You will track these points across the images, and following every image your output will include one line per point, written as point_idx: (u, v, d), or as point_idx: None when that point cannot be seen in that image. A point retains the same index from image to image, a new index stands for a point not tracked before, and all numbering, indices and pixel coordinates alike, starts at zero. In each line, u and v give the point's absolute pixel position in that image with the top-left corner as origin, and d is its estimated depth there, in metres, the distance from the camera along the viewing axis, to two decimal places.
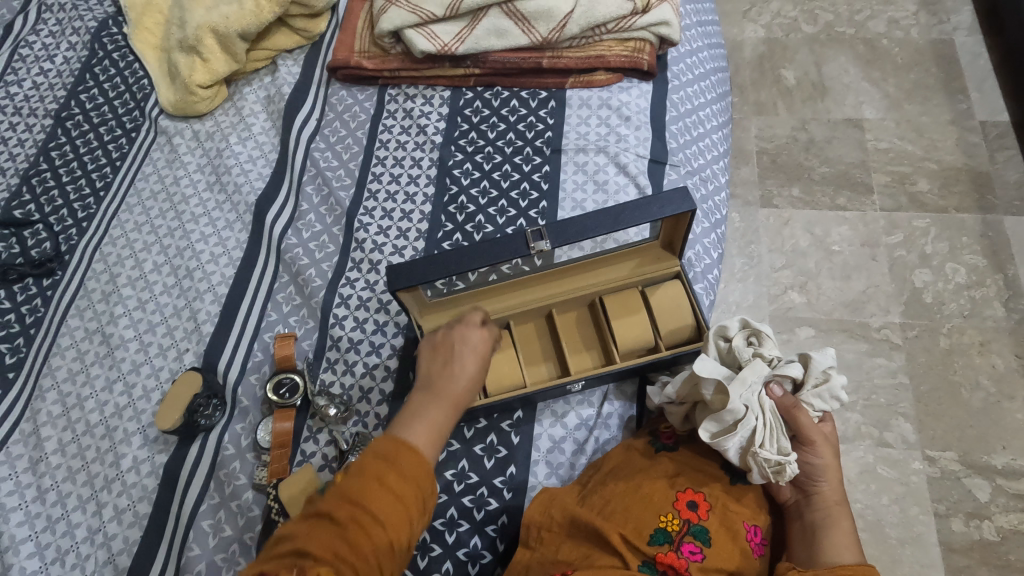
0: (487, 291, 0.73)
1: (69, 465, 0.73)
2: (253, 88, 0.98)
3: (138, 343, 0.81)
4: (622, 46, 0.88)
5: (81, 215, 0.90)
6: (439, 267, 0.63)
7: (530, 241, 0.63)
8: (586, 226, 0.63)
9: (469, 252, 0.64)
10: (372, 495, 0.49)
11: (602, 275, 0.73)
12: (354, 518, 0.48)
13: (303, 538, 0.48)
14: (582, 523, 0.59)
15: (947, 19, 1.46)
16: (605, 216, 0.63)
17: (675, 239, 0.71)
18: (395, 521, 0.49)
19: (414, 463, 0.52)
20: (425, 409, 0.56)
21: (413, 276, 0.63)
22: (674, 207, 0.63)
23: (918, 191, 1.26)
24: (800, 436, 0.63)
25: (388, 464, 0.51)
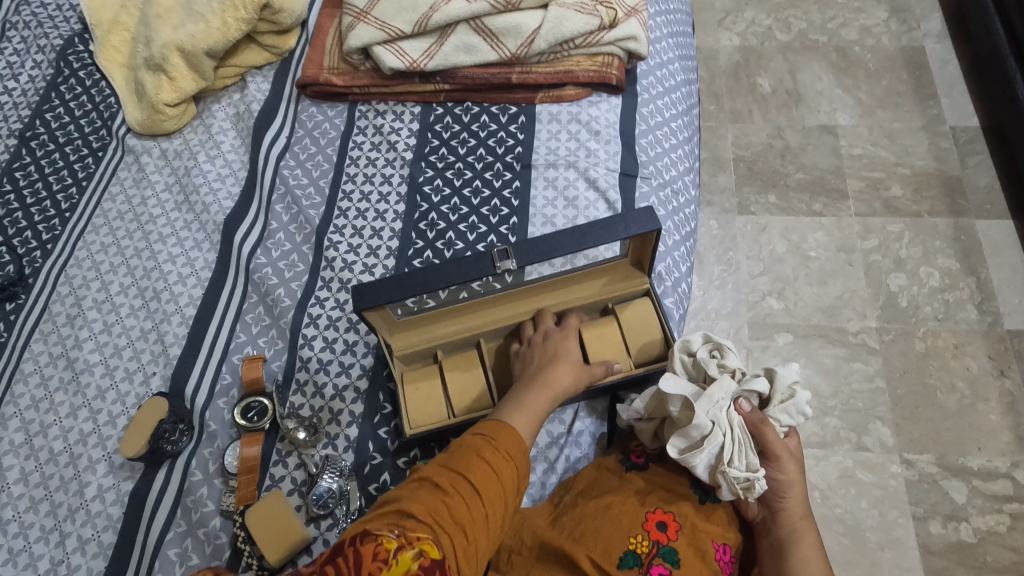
0: (458, 307, 0.73)
1: (31, 495, 0.72)
2: (222, 105, 0.97)
3: (104, 367, 0.79)
4: (591, 61, 0.88)
5: (46, 237, 0.88)
6: (404, 287, 0.63)
7: (496, 261, 0.63)
8: (552, 244, 0.63)
9: (434, 272, 0.64)
10: (476, 473, 0.55)
11: (572, 293, 0.73)
12: (453, 486, 0.54)
13: (407, 499, 0.53)
14: (551, 548, 0.59)
15: (917, 26, 1.48)
16: (571, 234, 0.64)
17: (644, 257, 0.71)
18: (491, 496, 0.54)
19: (509, 443, 0.58)
20: (523, 398, 0.63)
21: (379, 296, 0.63)
22: (639, 225, 0.63)
23: (891, 196, 1.28)
24: (767, 452, 0.63)
25: (488, 443, 0.57)
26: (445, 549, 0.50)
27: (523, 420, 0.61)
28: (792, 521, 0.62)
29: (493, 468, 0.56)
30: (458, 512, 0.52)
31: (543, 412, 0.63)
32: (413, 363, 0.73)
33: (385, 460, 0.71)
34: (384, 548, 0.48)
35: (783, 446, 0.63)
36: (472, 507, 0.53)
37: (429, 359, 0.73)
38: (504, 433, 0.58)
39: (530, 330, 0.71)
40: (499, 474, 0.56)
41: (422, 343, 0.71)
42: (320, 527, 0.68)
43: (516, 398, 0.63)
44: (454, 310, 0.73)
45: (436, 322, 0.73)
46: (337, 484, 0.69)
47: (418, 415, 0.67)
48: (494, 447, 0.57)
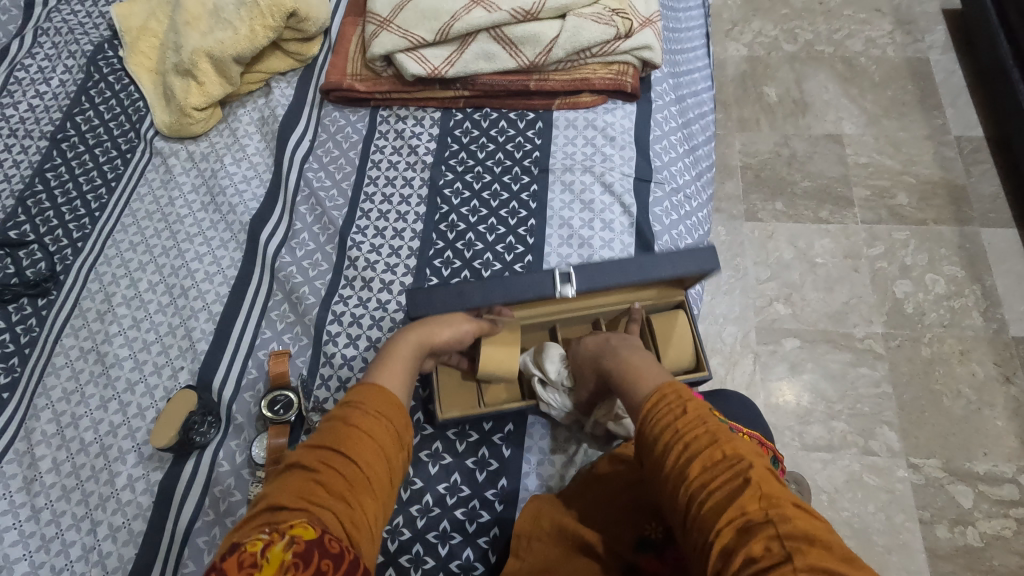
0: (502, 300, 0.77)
1: (63, 484, 0.74)
2: (247, 110, 1.00)
3: (133, 361, 0.82)
4: (607, 69, 0.91)
5: (77, 235, 0.91)
6: (461, 297, 0.69)
7: (558, 285, 0.70)
8: (607, 271, 0.71)
9: (489, 283, 0.70)
10: (348, 442, 0.49)
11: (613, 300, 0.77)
12: (325, 461, 0.47)
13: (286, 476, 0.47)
14: (570, 532, 0.61)
15: (921, 38, 1.51)
16: (626, 269, 0.71)
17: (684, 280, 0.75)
18: (366, 458, 0.48)
19: (384, 404, 0.52)
20: (389, 362, 0.58)
21: (436, 302, 0.69)
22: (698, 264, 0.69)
23: (897, 205, 1.30)
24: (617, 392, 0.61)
25: (353, 411, 0.51)
26: (328, 528, 0.43)
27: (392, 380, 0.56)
28: (711, 448, 0.48)
29: (377, 435, 0.50)
30: (336, 488, 0.46)
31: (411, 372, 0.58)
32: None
33: None
34: (250, 554, 0.41)
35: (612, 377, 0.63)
36: (353, 481, 0.47)
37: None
38: (380, 397, 0.52)
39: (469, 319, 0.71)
40: (388, 434, 0.51)
41: None
42: None
43: (379, 359, 0.59)
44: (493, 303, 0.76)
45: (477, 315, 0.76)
46: None
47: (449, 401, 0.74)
48: (371, 411, 0.51)
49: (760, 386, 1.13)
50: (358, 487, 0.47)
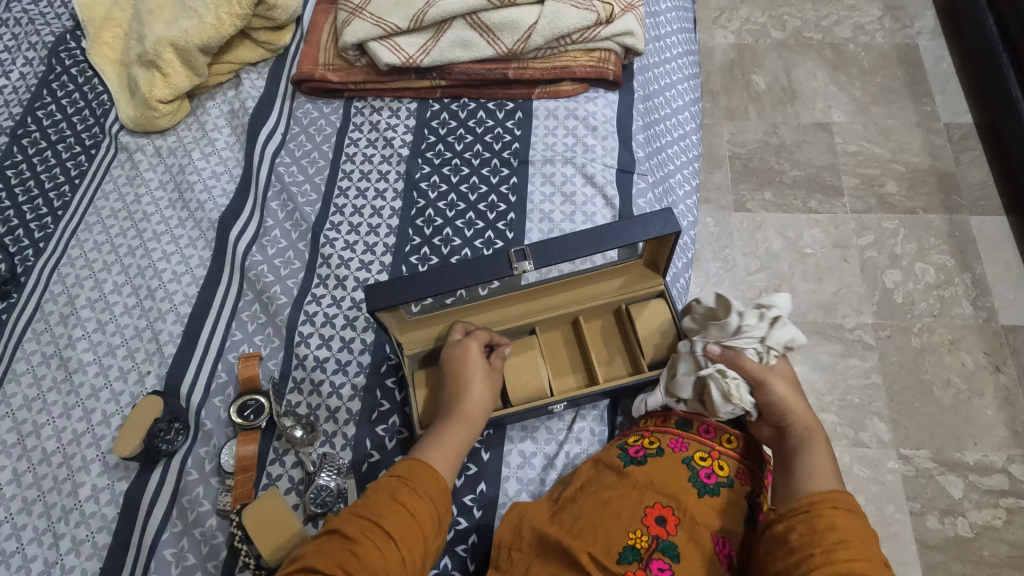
0: (482, 304, 0.73)
1: (24, 496, 0.71)
2: (216, 103, 0.97)
3: (97, 366, 0.78)
4: (588, 56, 0.88)
5: (38, 236, 0.87)
6: (420, 286, 0.62)
7: (513, 262, 0.62)
8: (571, 244, 0.62)
9: (447, 269, 0.63)
10: (394, 522, 0.52)
11: (589, 292, 0.73)
12: (366, 535, 0.50)
13: (319, 548, 0.50)
14: (550, 542, 0.59)
15: (910, 24, 1.49)
16: (588, 235, 0.62)
17: (660, 258, 0.71)
18: (408, 540, 0.51)
19: (428, 484, 0.55)
20: (442, 436, 0.60)
21: (394, 295, 0.62)
22: (659, 227, 0.62)
23: (886, 193, 1.28)
24: (751, 380, 0.62)
25: (404, 485, 0.54)
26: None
27: (442, 462, 0.58)
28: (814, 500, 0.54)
29: (418, 515, 0.53)
30: (371, 561, 0.49)
31: (463, 444, 0.61)
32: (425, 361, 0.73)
33: (384, 457, 0.71)
34: None
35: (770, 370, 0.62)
36: (389, 560, 0.50)
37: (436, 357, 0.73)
38: (425, 476, 0.56)
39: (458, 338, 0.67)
40: (429, 515, 0.54)
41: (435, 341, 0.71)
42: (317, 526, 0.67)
43: (435, 436, 0.60)
44: (471, 308, 0.73)
45: (450, 322, 0.72)
46: (335, 484, 0.68)
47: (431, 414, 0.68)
48: (414, 488, 0.54)
49: None
50: (393, 567, 0.50)
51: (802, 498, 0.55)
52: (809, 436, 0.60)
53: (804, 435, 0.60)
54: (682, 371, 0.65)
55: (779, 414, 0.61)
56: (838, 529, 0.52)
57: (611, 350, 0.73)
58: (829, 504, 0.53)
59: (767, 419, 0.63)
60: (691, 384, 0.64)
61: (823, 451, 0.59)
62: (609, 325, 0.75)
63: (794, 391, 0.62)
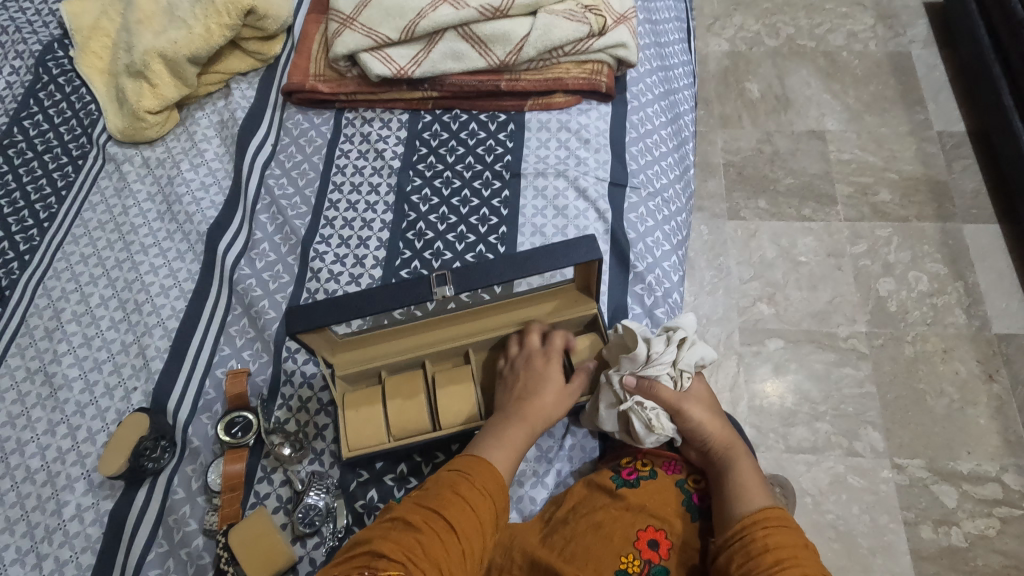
0: (414, 326, 0.71)
1: (7, 516, 0.70)
2: (206, 113, 0.96)
3: (83, 382, 0.77)
4: (580, 68, 0.87)
5: (24, 248, 0.86)
6: (340, 309, 0.60)
7: (433, 286, 0.60)
8: (491, 269, 0.61)
9: (366, 292, 0.61)
10: (456, 514, 0.53)
11: (522, 315, 0.71)
12: (428, 523, 0.52)
13: (375, 537, 0.51)
14: (542, 566, 0.58)
15: (903, 32, 1.49)
16: (511, 260, 0.61)
17: (591, 283, 0.68)
18: (468, 531, 0.53)
19: (486, 477, 0.57)
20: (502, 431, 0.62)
21: (310, 319, 0.60)
22: (586, 252, 0.60)
23: (880, 201, 1.28)
24: (667, 407, 0.63)
25: (464, 478, 0.56)
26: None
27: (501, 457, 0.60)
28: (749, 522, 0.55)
29: (479, 509, 0.55)
30: (432, 551, 0.50)
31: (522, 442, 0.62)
32: (356, 383, 0.70)
33: (372, 476, 0.69)
34: None
35: (685, 395, 0.63)
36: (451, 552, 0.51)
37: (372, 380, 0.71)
38: (483, 471, 0.57)
39: (518, 348, 0.69)
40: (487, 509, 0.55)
41: (364, 362, 0.69)
42: (306, 545, 0.66)
43: (496, 431, 0.62)
44: (404, 329, 0.71)
45: (381, 342, 0.70)
46: (325, 502, 0.67)
47: (355, 439, 0.65)
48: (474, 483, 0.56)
49: (743, 388, 1.11)
50: (455, 559, 0.51)
51: (736, 523, 0.56)
52: (730, 452, 0.62)
53: (726, 455, 0.62)
54: (604, 406, 0.65)
55: (699, 438, 0.63)
56: (773, 546, 0.53)
57: None
58: (762, 523, 0.55)
59: (691, 446, 0.65)
60: (613, 419, 0.65)
61: (747, 464, 0.61)
62: None
63: (707, 410, 0.64)
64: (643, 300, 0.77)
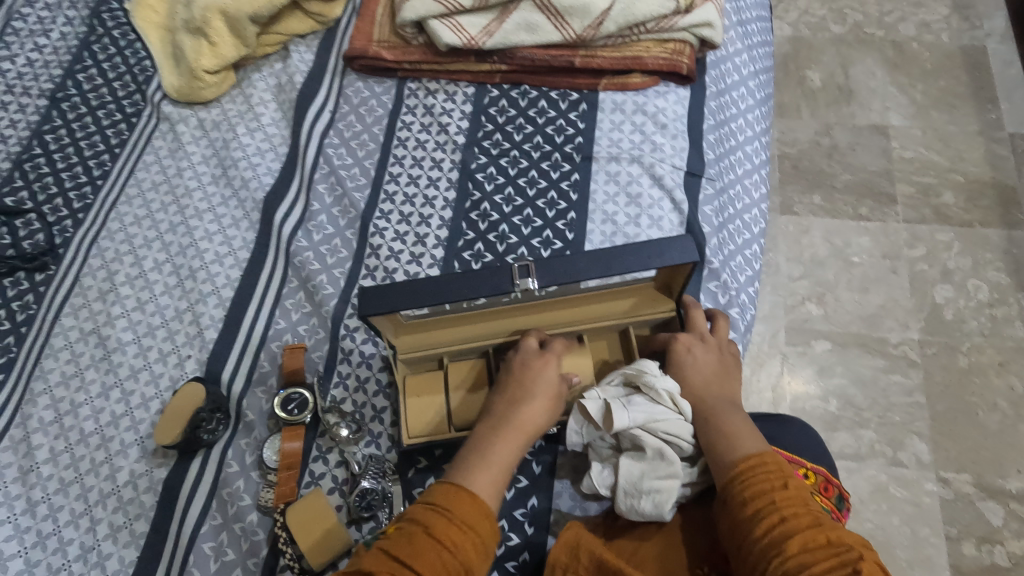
0: (479, 313, 0.67)
1: (61, 477, 0.69)
2: (263, 75, 0.92)
3: (136, 346, 0.76)
4: (661, 47, 0.82)
5: (77, 205, 0.85)
6: (414, 296, 0.57)
7: (515, 277, 0.57)
8: (576, 263, 0.57)
9: (444, 278, 0.58)
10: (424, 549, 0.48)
11: (595, 311, 0.67)
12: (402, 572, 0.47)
13: None
14: (611, 570, 0.54)
15: (979, 24, 1.40)
16: (598, 255, 0.57)
17: (674, 283, 0.64)
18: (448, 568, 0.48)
19: (467, 508, 0.51)
20: (495, 447, 0.56)
21: (385, 302, 0.57)
22: (679, 254, 0.56)
23: (942, 204, 1.22)
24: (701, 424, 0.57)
25: (440, 513, 0.50)
26: None
27: (491, 476, 0.54)
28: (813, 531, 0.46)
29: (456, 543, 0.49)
30: None
31: (514, 457, 0.56)
32: (417, 366, 0.68)
33: (430, 464, 0.67)
34: None
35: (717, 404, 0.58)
36: None
37: (433, 365, 0.68)
38: (468, 501, 0.51)
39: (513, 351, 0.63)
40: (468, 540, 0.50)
41: (428, 348, 0.65)
42: (361, 530, 0.65)
43: (479, 450, 0.56)
44: (469, 315, 0.67)
45: (447, 327, 0.67)
46: (381, 486, 0.65)
47: (416, 426, 0.64)
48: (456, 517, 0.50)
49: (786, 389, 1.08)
50: None
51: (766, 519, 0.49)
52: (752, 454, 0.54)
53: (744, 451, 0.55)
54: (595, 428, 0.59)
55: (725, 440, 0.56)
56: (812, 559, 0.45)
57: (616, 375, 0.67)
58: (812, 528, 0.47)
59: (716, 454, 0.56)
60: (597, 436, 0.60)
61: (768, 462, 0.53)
62: (615, 347, 0.68)
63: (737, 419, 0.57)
64: (717, 298, 0.73)
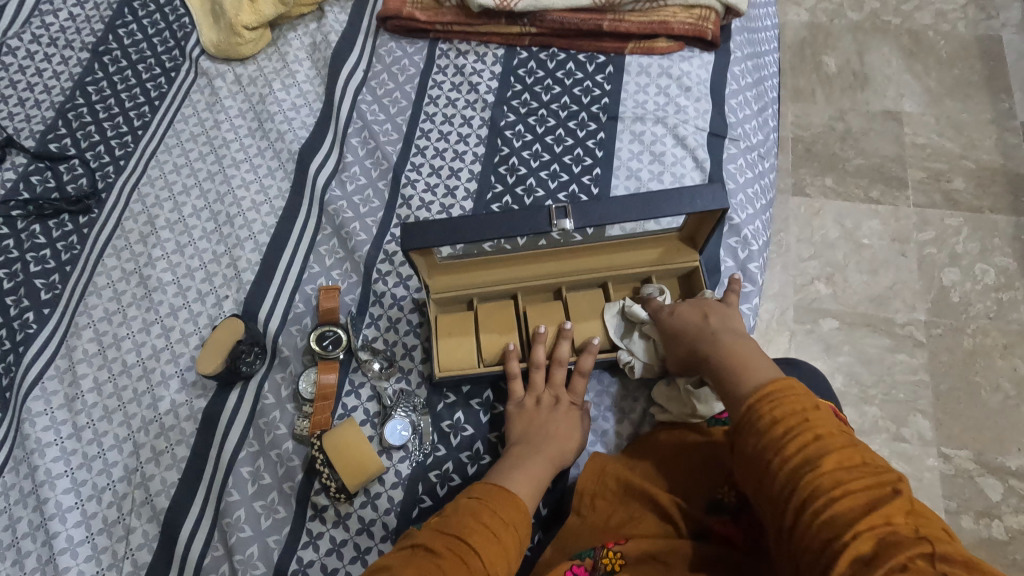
0: (510, 258, 0.71)
1: (105, 405, 0.73)
2: (298, 34, 0.95)
3: (176, 287, 0.80)
4: (687, 13, 0.85)
5: (119, 153, 0.88)
6: (455, 233, 0.60)
7: (552, 218, 0.59)
8: (611, 209, 0.60)
9: (485, 218, 0.60)
10: (476, 534, 0.47)
11: (620, 260, 0.70)
12: (451, 549, 0.46)
13: (398, 563, 0.45)
14: (636, 488, 0.59)
15: (996, 15, 1.42)
16: (632, 202, 0.60)
17: (700, 234, 0.67)
18: (493, 557, 0.47)
19: (512, 508, 0.51)
20: (526, 462, 0.58)
21: (428, 237, 0.60)
22: (705, 199, 0.59)
23: (953, 189, 1.24)
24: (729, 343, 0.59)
25: (489, 505, 0.50)
26: None
27: (524, 487, 0.55)
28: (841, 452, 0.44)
29: (501, 535, 0.49)
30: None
31: (547, 477, 0.58)
32: (448, 307, 0.71)
33: (458, 399, 0.71)
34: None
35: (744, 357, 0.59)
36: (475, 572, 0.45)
37: (463, 306, 0.72)
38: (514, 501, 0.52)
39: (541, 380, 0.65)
40: (511, 536, 0.49)
41: (461, 289, 0.69)
42: (392, 457, 0.68)
43: (516, 462, 0.58)
44: (501, 261, 0.70)
45: (479, 270, 0.70)
46: (412, 420, 0.69)
47: (447, 360, 0.67)
48: (502, 512, 0.50)
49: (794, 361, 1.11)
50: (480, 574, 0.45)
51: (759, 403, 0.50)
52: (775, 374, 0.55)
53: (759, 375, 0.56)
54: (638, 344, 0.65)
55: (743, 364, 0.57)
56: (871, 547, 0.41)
57: None
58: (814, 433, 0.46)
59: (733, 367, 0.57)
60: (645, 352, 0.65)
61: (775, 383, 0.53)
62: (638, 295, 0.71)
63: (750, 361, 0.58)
64: (736, 253, 0.76)
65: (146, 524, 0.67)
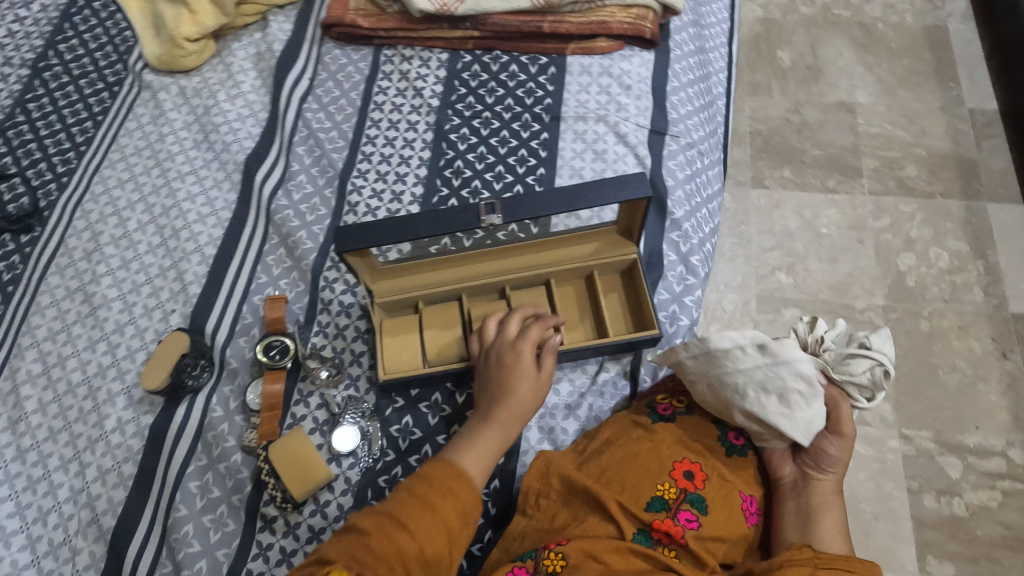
0: (451, 260, 0.71)
1: (51, 425, 0.72)
2: (243, 44, 0.95)
3: (122, 303, 0.79)
4: (625, 13, 0.86)
5: (61, 170, 0.87)
6: (387, 232, 0.61)
7: (482, 214, 0.60)
8: (539, 202, 0.61)
9: (417, 216, 0.61)
10: (409, 511, 0.51)
11: (560, 256, 0.71)
12: (382, 527, 0.50)
13: (331, 546, 0.50)
14: (581, 490, 0.59)
15: (942, 6, 1.46)
16: (561, 194, 0.61)
17: (633, 225, 0.68)
18: (426, 532, 0.51)
19: (450, 481, 0.54)
20: (476, 435, 0.58)
21: (359, 240, 0.60)
22: (632, 189, 0.60)
23: (905, 176, 1.26)
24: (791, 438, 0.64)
25: (424, 483, 0.54)
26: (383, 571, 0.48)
27: (472, 461, 0.57)
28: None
29: (437, 511, 0.52)
30: (387, 553, 0.49)
31: (499, 441, 0.59)
32: (394, 311, 0.72)
33: (407, 403, 0.71)
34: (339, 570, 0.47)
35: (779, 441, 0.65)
36: (404, 547, 0.49)
37: (409, 309, 0.72)
38: (453, 478, 0.54)
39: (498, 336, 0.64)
40: (450, 509, 0.53)
41: (404, 292, 0.70)
42: (341, 465, 0.68)
43: (468, 435, 0.59)
44: (442, 262, 0.71)
45: (421, 272, 0.70)
46: (361, 426, 0.69)
47: (391, 364, 0.67)
48: (439, 489, 0.53)
49: None
50: (411, 552, 0.50)
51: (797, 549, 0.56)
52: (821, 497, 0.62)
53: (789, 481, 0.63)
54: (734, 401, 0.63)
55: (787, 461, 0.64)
56: None
57: (582, 316, 0.71)
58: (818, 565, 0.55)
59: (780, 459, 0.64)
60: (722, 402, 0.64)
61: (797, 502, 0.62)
62: (581, 291, 0.72)
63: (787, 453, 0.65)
64: (679, 247, 0.78)
65: (92, 544, 0.66)
